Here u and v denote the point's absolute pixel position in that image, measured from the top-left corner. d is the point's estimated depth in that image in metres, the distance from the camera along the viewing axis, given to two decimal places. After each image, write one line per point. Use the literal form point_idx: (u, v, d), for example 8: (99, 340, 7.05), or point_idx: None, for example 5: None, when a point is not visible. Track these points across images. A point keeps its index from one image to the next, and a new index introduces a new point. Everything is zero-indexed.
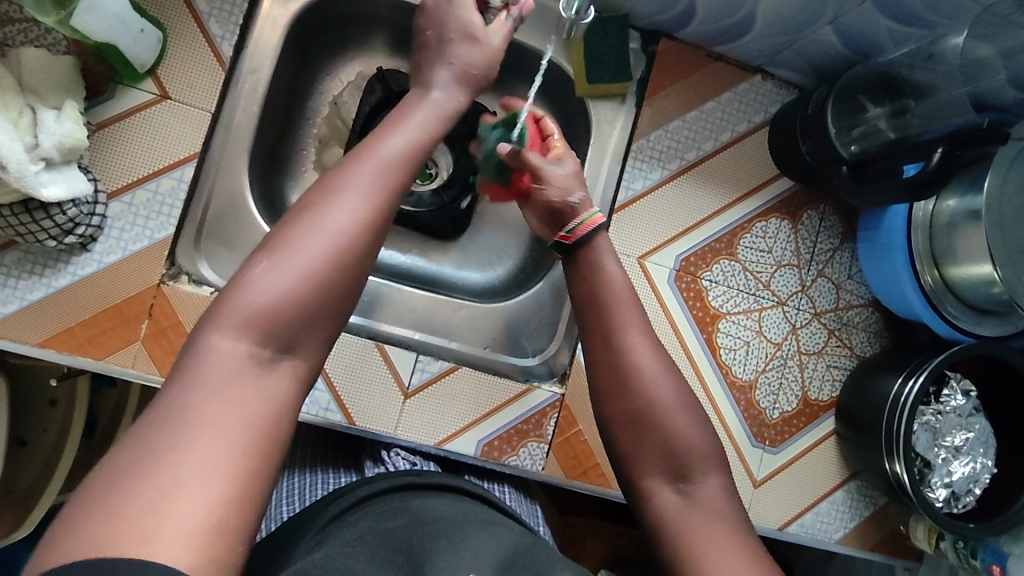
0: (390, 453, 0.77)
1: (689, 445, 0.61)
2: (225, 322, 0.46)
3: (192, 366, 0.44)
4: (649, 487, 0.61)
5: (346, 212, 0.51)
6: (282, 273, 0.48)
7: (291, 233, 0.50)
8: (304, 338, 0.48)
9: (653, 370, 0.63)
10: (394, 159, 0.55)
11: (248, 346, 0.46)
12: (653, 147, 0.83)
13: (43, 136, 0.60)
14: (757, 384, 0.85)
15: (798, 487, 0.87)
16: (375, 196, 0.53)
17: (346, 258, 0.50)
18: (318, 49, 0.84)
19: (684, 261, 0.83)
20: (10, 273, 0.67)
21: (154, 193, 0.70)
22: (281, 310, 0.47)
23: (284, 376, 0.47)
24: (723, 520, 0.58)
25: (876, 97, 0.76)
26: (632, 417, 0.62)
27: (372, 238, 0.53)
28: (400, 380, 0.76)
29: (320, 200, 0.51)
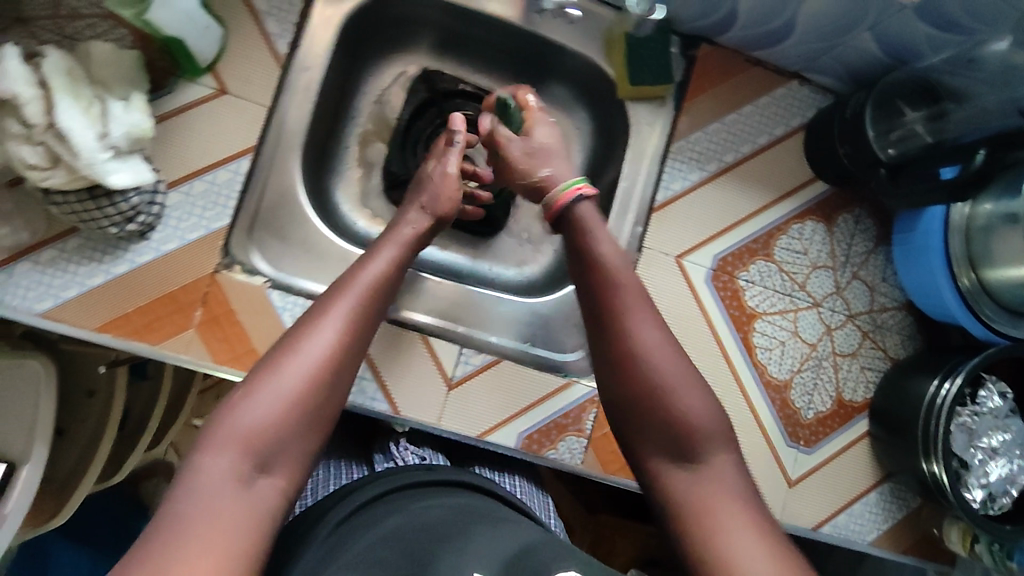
0: (401, 446, 0.80)
1: (696, 421, 0.57)
2: (215, 445, 0.48)
3: (182, 488, 0.47)
4: (654, 463, 0.58)
5: (325, 336, 0.54)
6: (267, 395, 0.50)
7: (276, 359, 0.52)
8: (287, 452, 0.50)
9: (655, 346, 0.59)
10: (373, 286, 0.59)
11: (232, 463, 0.48)
12: (693, 148, 0.84)
13: (112, 125, 0.62)
14: (792, 384, 0.86)
15: (832, 487, 0.87)
16: (351, 319, 0.56)
17: (327, 376, 0.53)
18: (366, 50, 0.87)
19: (721, 260, 0.84)
20: (71, 259, 0.68)
21: (211, 184, 0.72)
22: (265, 430, 0.49)
23: (267, 492, 0.49)
24: (735, 497, 0.54)
25: (913, 102, 0.78)
26: (636, 396, 0.59)
27: (350, 360, 0.55)
28: (445, 371, 0.78)
29: (304, 325, 0.54)
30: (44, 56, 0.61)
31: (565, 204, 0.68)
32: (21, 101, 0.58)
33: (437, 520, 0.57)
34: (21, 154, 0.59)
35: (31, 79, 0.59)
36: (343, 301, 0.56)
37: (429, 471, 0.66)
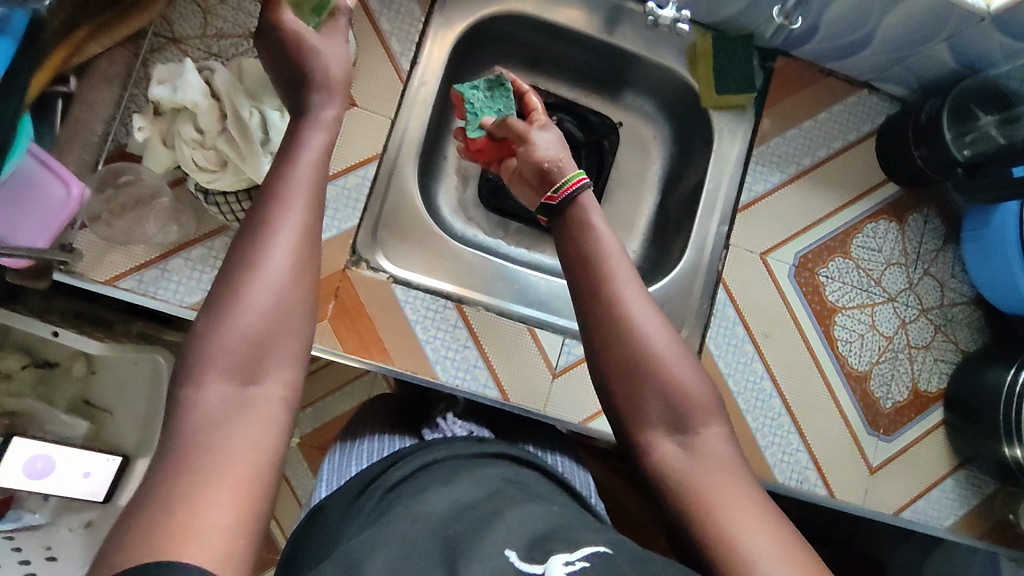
0: (449, 420, 0.73)
1: (689, 395, 0.58)
2: (206, 374, 0.46)
3: (179, 419, 0.44)
4: (650, 440, 0.58)
5: (279, 245, 0.50)
6: (238, 312, 0.48)
7: (234, 282, 0.49)
8: (275, 356, 0.48)
9: (647, 320, 0.59)
10: (300, 184, 0.53)
11: (220, 376, 0.46)
12: (773, 152, 0.90)
13: (272, 132, 0.68)
14: (871, 375, 0.91)
15: (912, 474, 0.91)
16: (306, 226, 0.52)
17: (296, 275, 0.50)
18: (466, 66, 0.94)
19: (802, 258, 0.90)
20: (218, 256, 0.73)
21: (343, 188, 0.78)
22: (245, 342, 0.47)
23: (271, 401, 0.47)
24: (729, 471, 0.55)
25: (986, 108, 0.85)
26: (624, 370, 0.58)
27: (312, 249, 0.52)
28: (549, 360, 0.82)
29: (250, 242, 0.50)
30: (213, 72, 0.69)
31: (571, 194, 0.66)
32: (199, 110, 0.66)
33: (481, 492, 0.54)
34: (193, 157, 0.67)
35: (205, 91, 0.66)
36: (285, 204, 0.52)
37: (477, 444, 0.64)
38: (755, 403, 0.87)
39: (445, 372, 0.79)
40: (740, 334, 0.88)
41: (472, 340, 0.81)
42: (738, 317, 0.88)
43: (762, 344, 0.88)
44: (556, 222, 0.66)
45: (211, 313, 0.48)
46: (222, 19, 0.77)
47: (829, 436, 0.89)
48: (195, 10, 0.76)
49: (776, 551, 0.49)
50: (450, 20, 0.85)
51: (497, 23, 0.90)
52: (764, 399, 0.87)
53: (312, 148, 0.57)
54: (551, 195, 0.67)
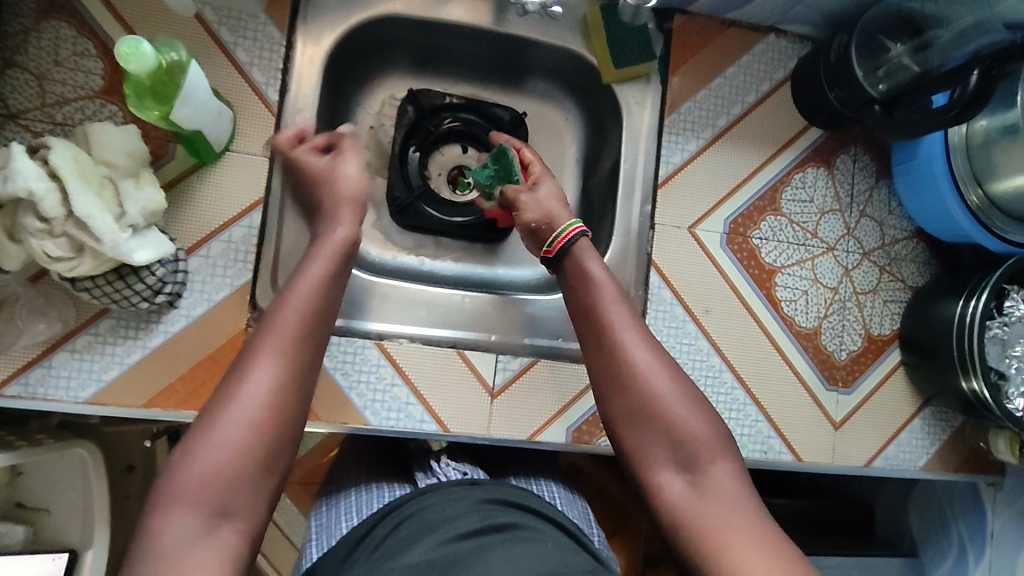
0: (442, 463, 0.71)
1: (695, 435, 0.58)
2: (171, 504, 0.46)
3: (148, 544, 0.45)
4: (659, 481, 0.58)
5: (254, 390, 0.50)
6: (216, 443, 0.48)
7: (216, 411, 0.49)
8: (242, 495, 0.48)
9: (649, 365, 0.61)
10: (293, 323, 0.53)
11: (189, 509, 0.46)
12: (686, 119, 0.85)
13: (128, 204, 0.63)
14: (822, 330, 0.88)
15: (877, 421, 0.89)
16: (280, 358, 0.51)
17: (272, 424, 0.49)
18: (348, 81, 0.87)
19: (732, 223, 0.86)
20: (106, 341, 0.69)
21: (228, 242, 0.72)
22: (218, 476, 0.47)
23: (227, 542, 0.47)
24: (737, 508, 0.55)
25: (895, 36, 0.79)
26: (632, 414, 0.60)
27: (294, 402, 0.51)
28: (485, 381, 0.79)
29: (240, 370, 0.51)
30: (49, 148, 0.61)
31: (566, 242, 0.69)
32: (37, 196, 0.58)
33: (476, 534, 0.55)
34: (44, 249, 0.60)
35: (42, 174, 0.58)
36: (281, 342, 0.52)
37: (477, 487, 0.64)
38: (705, 382, 0.84)
39: (376, 416, 0.75)
40: (679, 314, 0.84)
41: (400, 377, 0.76)
42: (675, 297, 0.84)
43: (704, 319, 0.84)
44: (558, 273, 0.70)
45: (196, 431, 0.49)
46: (59, 83, 0.69)
47: (784, 400, 0.86)
48: (27, 78, 0.69)
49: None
50: (315, 36, 0.78)
51: (371, 30, 0.83)
52: (715, 376, 0.84)
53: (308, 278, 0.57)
54: (546, 248, 0.71)
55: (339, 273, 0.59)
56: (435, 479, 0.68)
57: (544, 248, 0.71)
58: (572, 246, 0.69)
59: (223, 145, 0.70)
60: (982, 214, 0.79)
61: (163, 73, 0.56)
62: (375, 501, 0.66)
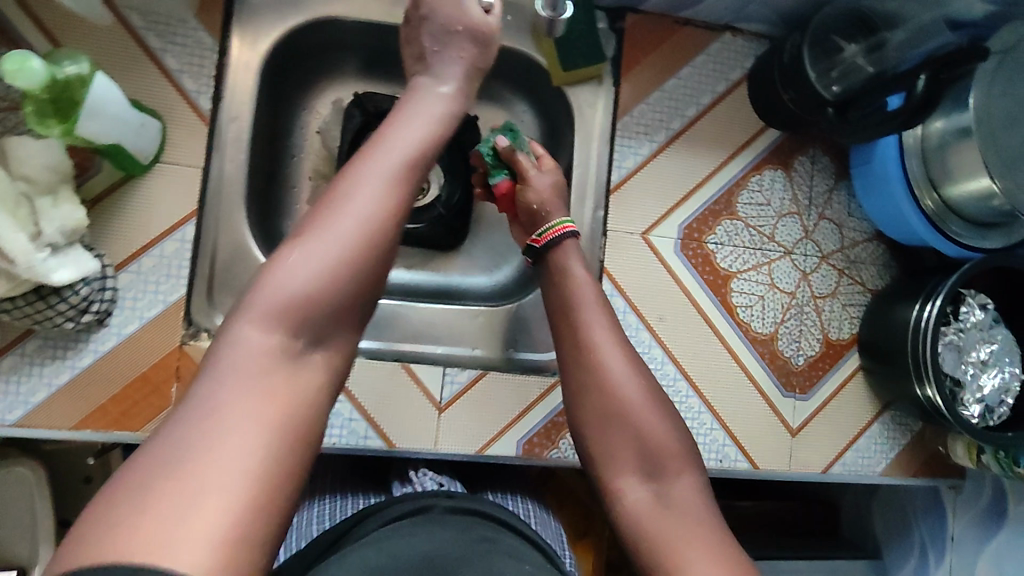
0: (420, 473, 0.73)
1: (663, 446, 0.58)
2: (254, 314, 0.46)
3: (224, 358, 0.44)
4: (621, 488, 0.57)
5: (372, 199, 0.49)
6: (316, 257, 0.47)
7: (292, 239, 0.48)
8: (332, 327, 0.48)
9: (623, 370, 0.60)
10: (415, 150, 0.53)
11: (282, 332, 0.46)
12: (638, 122, 0.83)
13: (44, 223, 0.61)
14: (779, 335, 0.87)
15: (836, 427, 0.88)
16: (400, 177, 0.51)
17: (378, 240, 0.49)
18: (290, 86, 0.84)
19: (687, 228, 0.84)
20: (32, 361, 0.67)
21: (160, 258, 0.70)
22: (309, 295, 0.47)
23: (314, 370, 0.47)
24: (702, 521, 0.53)
25: (850, 36, 0.77)
26: (602, 416, 0.59)
27: (403, 216, 0.51)
28: (433, 395, 0.77)
29: (336, 189, 0.50)
30: None
31: (555, 239, 0.69)
32: None
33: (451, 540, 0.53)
34: None
35: None
36: (376, 174, 0.50)
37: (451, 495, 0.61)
38: None
39: None
40: (633, 323, 0.82)
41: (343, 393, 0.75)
42: (628, 306, 0.82)
43: (658, 328, 0.83)
44: (541, 263, 0.70)
45: (287, 252, 0.48)
46: None
47: (740, 408, 0.85)
48: None
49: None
50: (250, 41, 0.75)
51: (311, 33, 0.80)
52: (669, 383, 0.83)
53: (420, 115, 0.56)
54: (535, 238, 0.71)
55: (454, 107, 0.60)
56: (412, 488, 0.70)
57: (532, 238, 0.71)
58: (561, 244, 0.69)
59: (149, 157, 0.68)
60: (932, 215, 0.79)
61: (65, 87, 0.55)
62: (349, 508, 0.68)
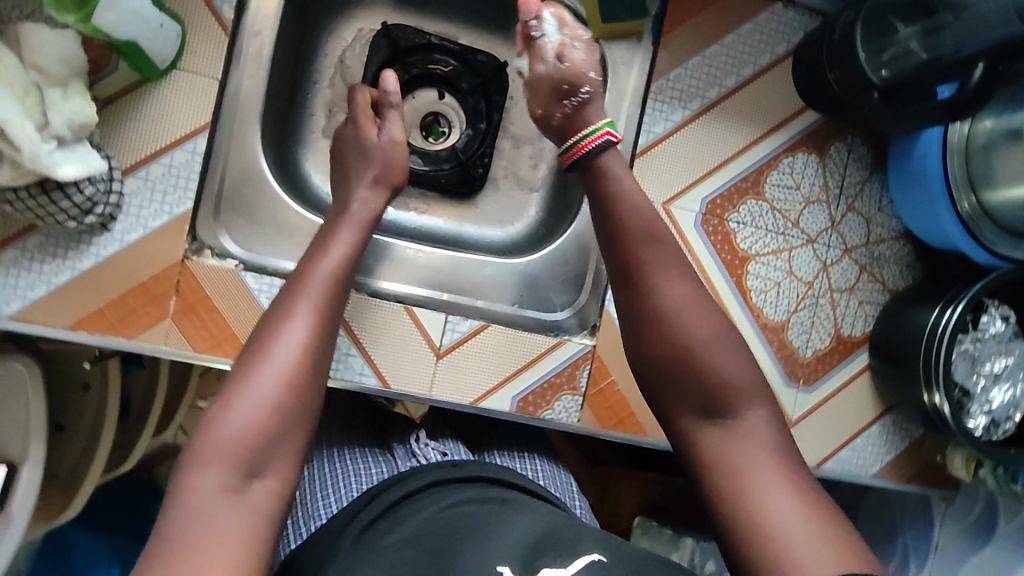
0: (421, 442, 0.72)
1: (732, 380, 0.55)
2: (195, 468, 0.47)
3: (176, 515, 0.45)
4: (685, 424, 0.56)
5: (293, 337, 0.53)
6: (248, 397, 0.50)
7: (227, 389, 0.51)
8: (275, 455, 0.49)
9: (685, 303, 0.58)
10: (331, 275, 0.58)
11: (221, 471, 0.47)
12: (674, 86, 0.80)
13: (52, 114, 0.59)
14: (789, 325, 0.84)
15: (835, 422, 0.86)
16: (321, 315, 0.55)
17: (303, 369, 0.52)
18: (319, 7, 0.81)
19: (710, 203, 0.81)
20: (33, 258, 0.66)
21: (169, 167, 0.68)
22: (249, 431, 0.48)
23: (262, 497, 0.48)
24: (767, 450, 0.52)
25: (908, 17, 0.72)
26: (670, 359, 0.57)
27: (325, 344, 0.55)
28: (432, 340, 0.76)
29: (268, 332, 0.54)
30: None
31: (592, 150, 0.64)
32: None
33: (469, 510, 0.53)
34: None
35: None
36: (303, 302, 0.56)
37: (456, 471, 0.61)
38: None
39: None
40: None
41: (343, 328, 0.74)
42: None
43: None
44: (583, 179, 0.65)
45: (222, 400, 0.50)
46: None
47: None
48: None
49: (812, 536, 0.47)
50: None
51: None
52: None
53: (340, 243, 0.62)
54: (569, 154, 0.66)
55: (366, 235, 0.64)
56: (416, 461, 0.70)
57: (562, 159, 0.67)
58: (600, 151, 0.64)
59: (167, 61, 0.66)
60: (971, 217, 0.75)
61: None
62: (356, 477, 0.67)
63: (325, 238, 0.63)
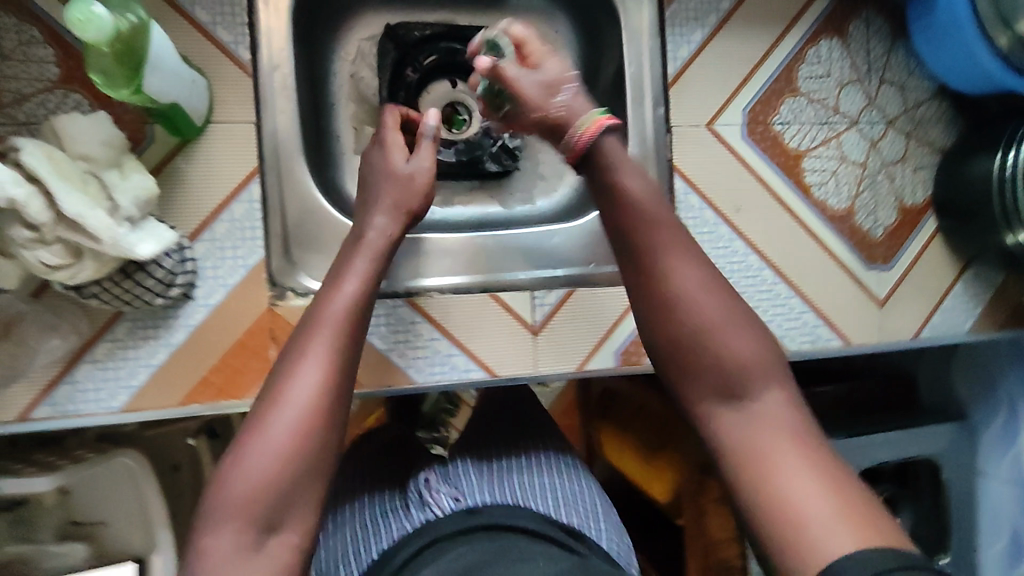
0: (430, 487, 0.73)
1: (744, 360, 0.52)
2: (215, 525, 0.48)
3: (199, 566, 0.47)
4: (704, 410, 0.53)
5: (305, 384, 0.51)
6: (259, 451, 0.49)
7: (242, 442, 0.50)
8: (296, 507, 0.49)
9: (691, 286, 0.55)
10: (342, 314, 0.56)
11: (237, 528, 0.48)
12: (686, 8, 0.79)
13: (118, 196, 0.58)
14: (856, 209, 0.85)
15: (920, 291, 0.87)
16: (334, 356, 0.53)
17: (317, 421, 0.51)
18: (319, 26, 0.81)
19: (751, 112, 0.81)
20: (126, 345, 0.65)
21: (232, 221, 0.67)
22: (263, 487, 0.48)
23: (281, 553, 0.48)
24: (792, 435, 0.49)
25: None
26: (676, 346, 0.55)
27: (339, 388, 0.53)
28: (525, 319, 0.76)
29: (280, 378, 0.52)
30: (17, 150, 0.54)
31: (593, 139, 0.60)
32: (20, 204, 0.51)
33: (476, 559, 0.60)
34: (40, 259, 0.55)
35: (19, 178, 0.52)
36: (317, 344, 0.53)
37: (469, 517, 0.67)
38: (747, 281, 0.81)
39: (420, 374, 0.73)
40: (711, 219, 0.80)
41: (439, 331, 0.74)
42: (705, 202, 0.80)
43: (737, 219, 0.81)
44: (586, 170, 0.61)
45: (235, 456, 0.50)
46: (12, 78, 0.61)
47: (823, 286, 0.83)
48: None
49: (836, 521, 0.44)
50: None
51: None
52: (755, 267, 0.81)
53: (352, 277, 0.60)
54: (570, 153, 0.62)
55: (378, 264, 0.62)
56: (430, 511, 0.70)
57: (566, 154, 0.63)
58: (602, 137, 0.60)
59: (202, 117, 0.65)
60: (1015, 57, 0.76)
61: (134, 37, 0.51)
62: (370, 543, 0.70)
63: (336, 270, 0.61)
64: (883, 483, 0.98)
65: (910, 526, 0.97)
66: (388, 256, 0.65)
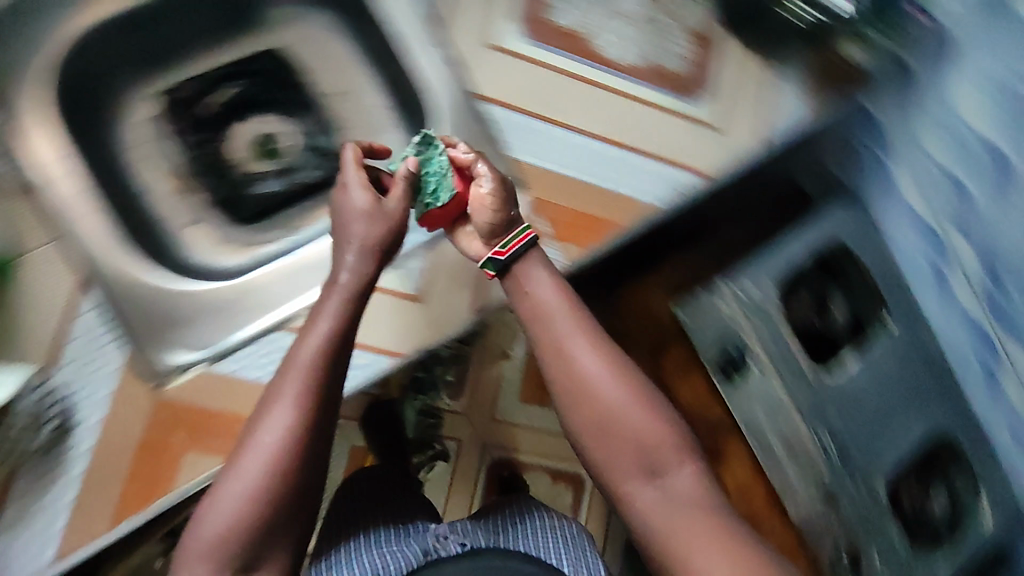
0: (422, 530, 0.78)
1: (657, 439, 0.64)
2: (187, 561, 0.56)
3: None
4: (631, 490, 0.64)
5: (274, 430, 0.57)
6: (232, 488, 0.56)
7: (223, 472, 0.58)
8: (270, 544, 0.57)
9: (601, 374, 0.64)
10: (314, 360, 0.59)
11: (208, 565, 0.55)
12: None
13: None
14: (655, 58, 0.88)
15: (749, 102, 0.90)
16: (301, 403, 0.58)
17: (280, 468, 0.56)
18: (85, 117, 0.81)
19: (518, 17, 0.84)
20: (31, 500, 0.64)
21: (78, 340, 0.68)
22: (225, 530, 0.55)
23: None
24: (703, 509, 0.62)
25: None
26: (596, 430, 0.64)
27: (314, 430, 0.58)
28: (403, 293, 0.76)
29: (257, 421, 0.58)
30: None
31: (520, 248, 0.67)
32: None
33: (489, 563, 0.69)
34: None
35: None
36: (287, 398, 0.58)
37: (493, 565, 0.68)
38: (583, 158, 0.83)
39: None
40: (528, 125, 0.82)
41: None
42: (520, 113, 0.83)
43: (552, 112, 0.83)
44: (508, 280, 0.68)
45: (209, 495, 0.57)
46: None
47: (660, 131, 0.86)
48: None
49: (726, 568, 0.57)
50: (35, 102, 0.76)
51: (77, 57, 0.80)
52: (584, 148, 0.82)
53: (325, 317, 0.61)
54: (500, 250, 0.68)
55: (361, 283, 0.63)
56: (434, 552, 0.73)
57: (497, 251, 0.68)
58: (522, 256, 0.67)
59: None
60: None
61: None
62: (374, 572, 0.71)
63: (311, 310, 0.63)
64: (806, 283, 1.07)
65: (845, 308, 1.08)
66: (369, 292, 0.64)
